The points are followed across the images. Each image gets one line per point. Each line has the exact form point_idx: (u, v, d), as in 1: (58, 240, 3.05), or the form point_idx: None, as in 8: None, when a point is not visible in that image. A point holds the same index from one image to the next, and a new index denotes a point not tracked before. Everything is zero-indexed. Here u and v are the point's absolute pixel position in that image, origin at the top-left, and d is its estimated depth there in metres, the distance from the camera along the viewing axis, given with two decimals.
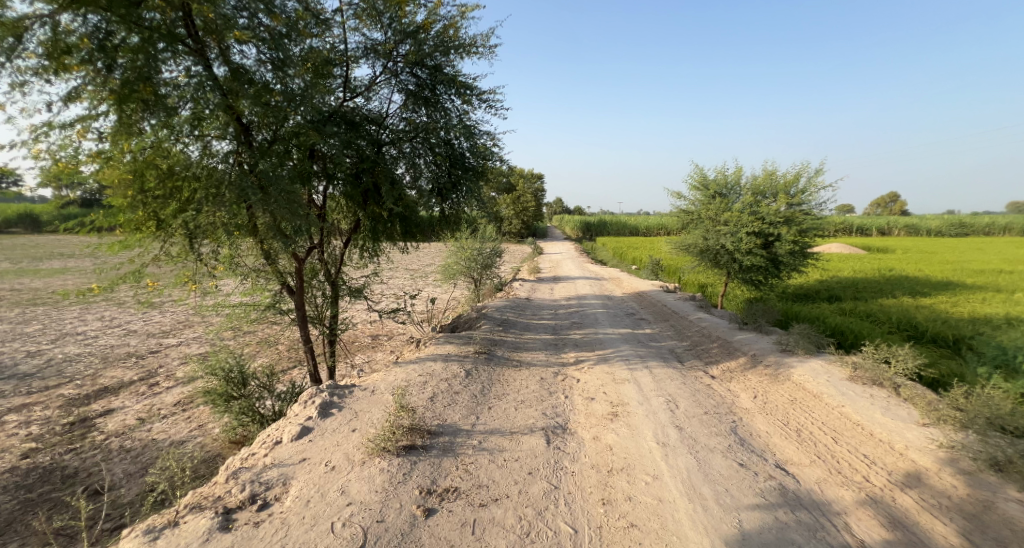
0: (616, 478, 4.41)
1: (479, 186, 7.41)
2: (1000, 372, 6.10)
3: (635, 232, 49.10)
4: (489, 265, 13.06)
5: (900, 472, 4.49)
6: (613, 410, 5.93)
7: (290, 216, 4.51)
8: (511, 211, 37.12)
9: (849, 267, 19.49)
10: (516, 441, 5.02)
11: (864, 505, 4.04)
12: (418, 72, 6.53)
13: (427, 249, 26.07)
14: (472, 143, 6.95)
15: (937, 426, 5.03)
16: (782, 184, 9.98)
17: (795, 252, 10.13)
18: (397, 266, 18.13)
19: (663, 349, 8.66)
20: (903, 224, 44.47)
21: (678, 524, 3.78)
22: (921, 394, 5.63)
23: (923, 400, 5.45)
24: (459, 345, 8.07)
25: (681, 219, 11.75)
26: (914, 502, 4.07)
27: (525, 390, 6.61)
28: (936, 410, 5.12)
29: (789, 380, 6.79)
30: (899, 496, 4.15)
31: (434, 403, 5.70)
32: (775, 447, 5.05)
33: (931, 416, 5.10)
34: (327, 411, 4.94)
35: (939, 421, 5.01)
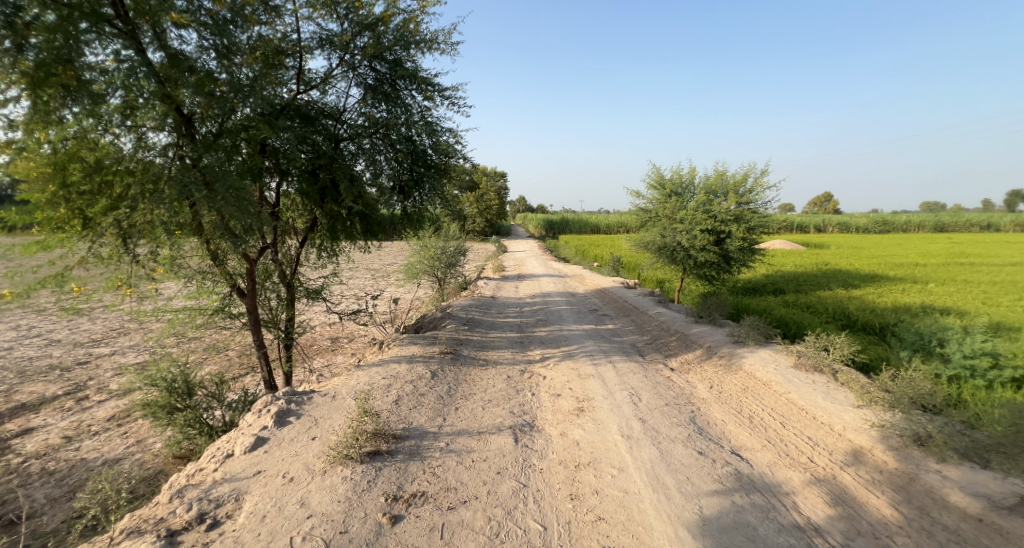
0: (582, 473, 4.43)
1: (441, 184, 7.30)
2: (919, 356, 6.61)
3: (597, 229, 50.00)
4: (453, 264, 12.88)
5: (841, 452, 4.75)
6: (579, 405, 5.97)
7: (240, 214, 4.23)
8: (474, 210, 37.01)
9: (792, 262, 20.69)
10: (483, 441, 4.95)
11: (811, 485, 4.24)
12: (377, 66, 6.34)
13: (388, 248, 25.48)
14: (434, 140, 6.86)
15: (870, 407, 5.36)
16: (731, 184, 10.40)
17: (745, 249, 10.58)
18: (357, 266, 17.64)
19: (625, 344, 8.82)
20: (840, 221, 47.65)
21: (643, 515, 3.83)
22: (855, 379, 6.00)
23: (858, 383, 5.81)
24: (423, 345, 7.92)
25: (639, 217, 12.02)
26: (854, 478, 4.32)
27: (491, 389, 6.55)
28: (869, 392, 5.47)
29: (741, 370, 7.08)
30: (841, 474, 4.40)
31: (399, 406, 5.55)
32: (732, 434, 5.23)
33: (864, 398, 5.43)
34: (285, 420, 4.69)
35: (871, 403, 5.35)
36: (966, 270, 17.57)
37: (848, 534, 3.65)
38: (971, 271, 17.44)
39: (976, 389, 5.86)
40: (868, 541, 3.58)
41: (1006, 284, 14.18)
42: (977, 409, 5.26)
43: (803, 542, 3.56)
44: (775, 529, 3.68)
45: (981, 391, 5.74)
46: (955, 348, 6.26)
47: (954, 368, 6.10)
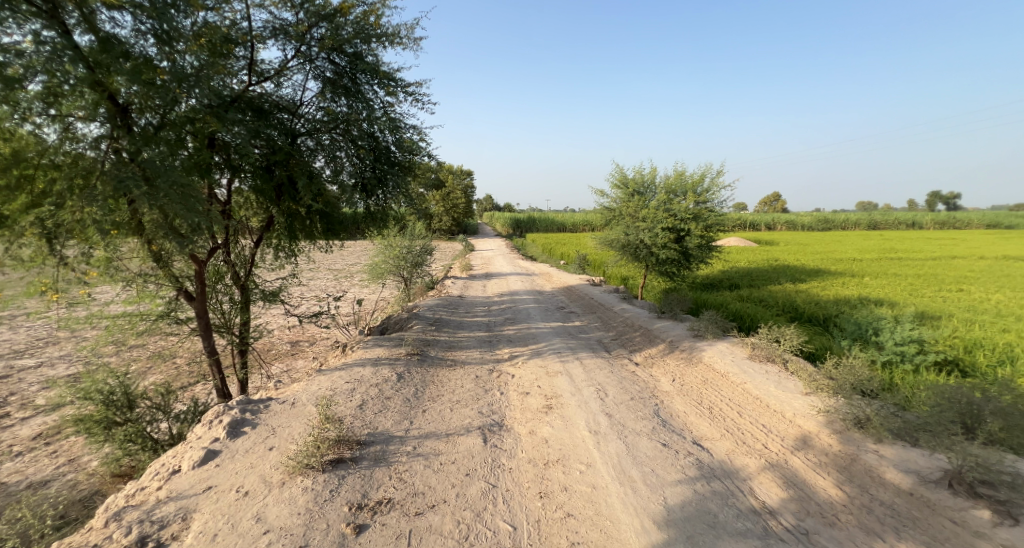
0: (551, 470, 4.42)
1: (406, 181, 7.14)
2: (857, 344, 7.05)
3: (563, 228, 50.51)
4: (419, 263, 12.65)
5: (792, 437, 4.96)
6: (547, 403, 5.97)
7: (186, 213, 3.99)
8: (440, 208, 36.74)
9: (746, 258, 21.60)
10: (451, 443, 4.86)
11: (766, 470, 4.40)
12: (336, 58, 6.12)
13: (351, 247, 24.77)
14: (398, 137, 6.69)
15: (816, 394, 5.64)
16: (690, 184, 10.71)
17: (703, 246, 10.94)
18: (319, 267, 17.05)
19: (591, 340, 8.92)
20: (790, 219, 50.14)
21: (611, 509, 3.86)
22: (803, 368, 6.30)
23: (806, 372, 6.10)
24: (389, 347, 7.72)
25: (604, 215, 12.18)
26: (804, 461, 4.52)
27: (460, 389, 6.46)
28: (815, 380, 5.74)
29: (701, 362, 7.29)
30: (793, 458, 4.58)
31: (363, 411, 5.37)
32: (693, 425, 5.36)
33: (811, 386, 5.70)
34: (239, 430, 4.43)
35: (817, 390, 5.62)
36: (896, 264, 18.97)
37: (799, 515, 3.81)
38: (903, 265, 18.76)
39: (906, 373, 6.30)
40: (817, 520, 3.75)
41: (930, 276, 15.36)
42: (908, 391, 5.64)
43: (759, 525, 3.68)
44: (734, 515, 3.80)
45: (910, 374, 6.17)
46: (887, 336, 6.72)
47: (887, 354, 6.55)
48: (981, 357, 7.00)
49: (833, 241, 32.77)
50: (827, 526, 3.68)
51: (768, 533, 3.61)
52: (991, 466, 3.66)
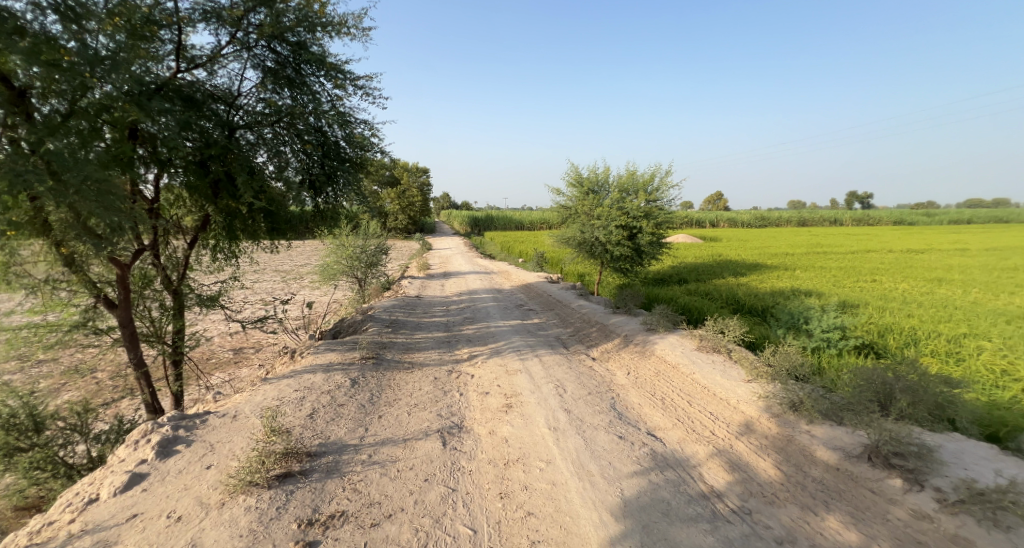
0: (512, 470, 4.36)
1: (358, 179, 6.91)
2: (790, 332, 7.51)
3: (520, 226, 50.67)
4: (374, 263, 12.24)
5: (737, 422, 5.17)
6: (507, 401, 5.91)
7: (102, 212, 3.61)
8: (395, 206, 35.88)
9: (693, 254, 22.56)
10: (409, 448, 4.70)
11: (714, 456, 4.56)
12: (278, 47, 5.77)
13: (299, 247, 23.58)
14: (347, 132, 6.43)
15: (757, 381, 5.92)
16: (641, 183, 11.02)
17: (654, 243, 11.27)
18: (266, 269, 16.10)
19: (549, 337, 8.95)
20: (733, 217, 52.88)
21: (571, 504, 3.85)
22: (744, 356, 6.61)
23: (747, 360, 6.40)
24: (342, 352, 7.39)
25: (560, 213, 12.29)
26: (748, 445, 4.72)
27: (417, 392, 6.27)
28: (755, 367, 6.03)
29: (653, 355, 7.49)
30: (738, 443, 4.77)
31: (314, 420, 5.10)
32: (647, 416, 5.47)
33: (752, 373, 5.98)
34: (170, 449, 4.05)
35: (758, 377, 5.90)
36: (822, 258, 20.52)
37: (744, 496, 3.98)
38: (831, 258, 20.26)
39: (831, 357, 6.84)
40: (759, 499, 3.93)
41: (852, 268, 16.70)
42: (834, 374, 6.07)
43: (708, 509, 3.82)
44: (685, 501, 3.91)
45: (835, 358, 6.70)
46: (814, 323, 7.23)
47: (816, 340, 7.07)
48: (893, 339, 7.67)
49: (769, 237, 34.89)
50: (768, 505, 3.87)
51: (716, 516, 3.74)
52: (903, 439, 4.04)
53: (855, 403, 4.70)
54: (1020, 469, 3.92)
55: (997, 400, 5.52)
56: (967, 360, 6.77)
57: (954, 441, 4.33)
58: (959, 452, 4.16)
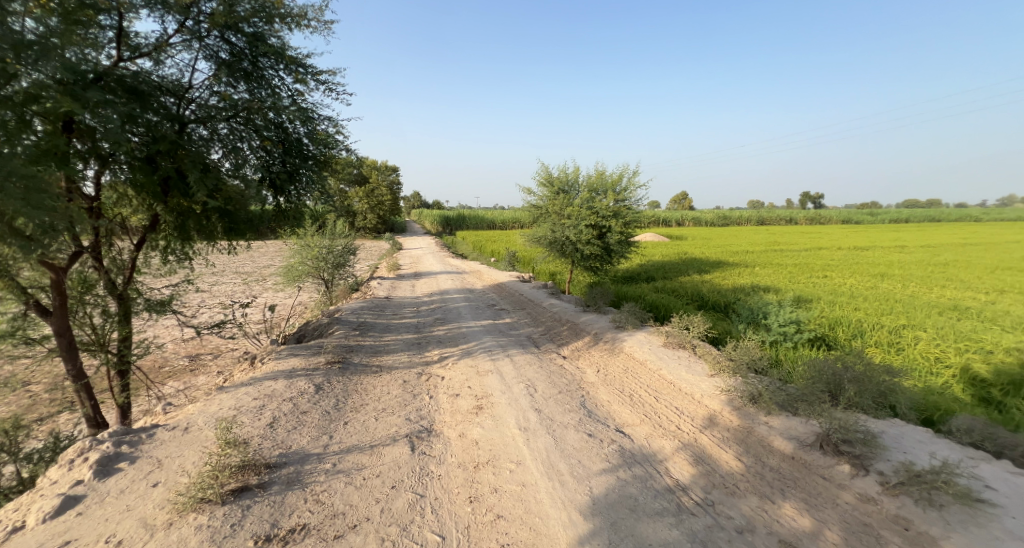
0: (481, 473, 4.30)
1: (322, 176, 6.76)
2: (750, 327, 7.74)
3: (492, 225, 50.52)
4: (341, 264, 11.90)
5: (701, 416, 5.28)
6: (477, 403, 5.84)
7: (31, 211, 3.34)
8: (364, 205, 35.08)
9: (660, 252, 23.07)
10: (376, 454, 4.57)
11: (680, 450, 4.64)
12: (233, 38, 5.50)
13: (262, 248, 22.69)
14: (310, 128, 6.22)
15: (720, 375, 6.08)
16: (610, 183, 11.15)
17: (623, 242, 11.44)
18: (226, 271, 15.40)
19: (521, 337, 8.94)
20: (699, 217, 54.43)
21: (540, 505, 3.83)
22: (708, 351, 6.76)
23: (711, 355, 6.57)
24: (307, 357, 7.14)
25: (531, 213, 12.28)
26: (711, 438, 4.83)
27: (385, 396, 6.12)
28: (718, 362, 6.17)
29: (622, 352, 7.58)
30: (702, 436, 4.87)
31: (274, 429, 4.88)
32: (616, 413, 5.51)
33: (716, 368, 6.13)
34: (111, 468, 3.78)
35: (721, 371, 6.06)
36: (779, 255, 21.41)
37: (707, 489, 4.07)
38: (789, 256, 21.15)
39: (788, 350, 7.11)
40: (721, 491, 4.03)
41: (808, 265, 17.48)
42: (791, 366, 6.32)
43: (674, 503, 3.88)
44: (652, 496, 3.96)
45: (792, 351, 6.98)
46: (773, 318, 7.51)
47: (774, 334, 7.34)
48: (844, 331, 8.07)
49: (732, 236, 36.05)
50: (730, 496, 3.97)
51: (681, 509, 3.81)
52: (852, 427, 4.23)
53: (808, 394, 4.87)
54: (952, 451, 4.20)
55: (934, 386, 5.88)
56: (908, 349, 7.19)
57: (896, 426, 4.58)
58: (899, 436, 4.41)
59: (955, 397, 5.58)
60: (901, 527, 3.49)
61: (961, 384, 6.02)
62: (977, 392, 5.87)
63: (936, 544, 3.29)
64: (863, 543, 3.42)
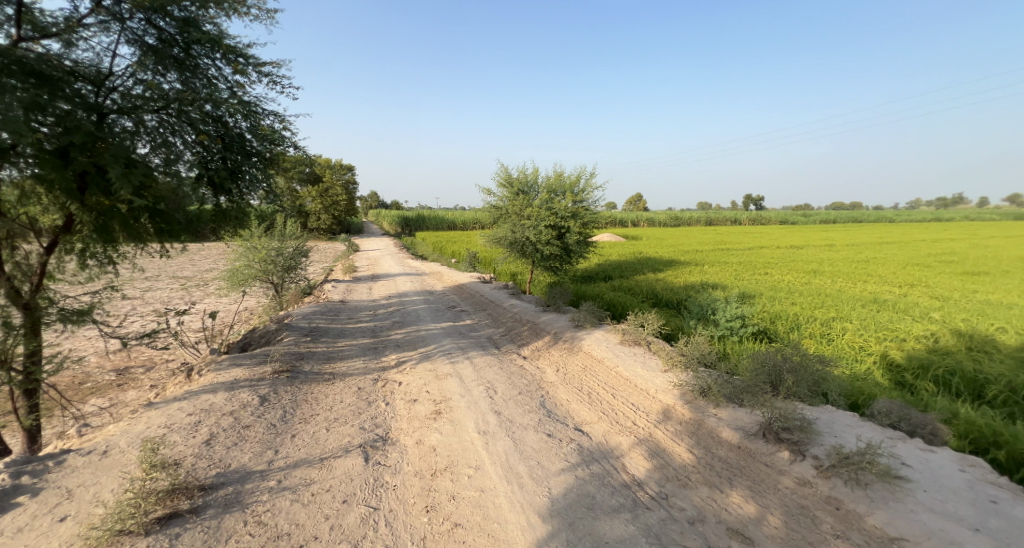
0: (439, 480, 4.15)
1: (269, 174, 6.40)
2: (700, 323, 8.01)
3: (452, 226, 50.00)
4: (292, 267, 11.33)
5: (656, 411, 5.36)
6: (435, 408, 5.65)
7: None
8: (317, 205, 33.72)
9: (618, 252, 23.62)
10: (327, 468, 4.32)
11: (636, 446, 4.67)
12: (161, 23, 5.08)
13: (205, 251, 21.26)
14: (252, 123, 5.84)
15: (673, 369, 6.22)
16: (568, 184, 11.22)
17: (581, 242, 11.55)
18: (163, 276, 14.28)
19: (481, 338, 8.81)
20: (654, 217, 56.21)
21: (499, 510, 3.74)
22: (662, 347, 6.91)
23: (664, 351, 6.72)
24: (252, 367, 6.70)
25: (491, 213, 12.17)
26: (665, 432, 4.91)
27: (338, 405, 5.83)
28: (671, 357, 6.31)
29: (580, 351, 7.62)
30: (657, 431, 4.94)
31: (212, 447, 4.52)
32: (575, 412, 5.51)
33: (669, 363, 6.27)
34: (10, 504, 3.37)
35: (674, 366, 6.20)
36: (726, 253, 22.45)
37: (662, 482, 4.11)
38: (736, 254, 22.22)
39: (735, 343, 7.40)
40: (675, 484, 4.09)
41: (753, 263, 18.42)
42: (738, 359, 6.58)
43: (630, 498, 3.89)
44: (609, 493, 3.96)
45: (738, 344, 7.27)
46: (721, 314, 7.80)
47: (722, 329, 7.62)
48: (785, 324, 8.51)
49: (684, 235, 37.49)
50: (682, 488, 4.03)
51: (637, 504, 3.82)
52: (790, 415, 4.41)
53: (752, 385, 5.09)
54: (874, 433, 4.45)
55: (857, 372, 6.30)
56: (836, 338, 7.68)
57: (828, 412, 4.84)
58: (831, 421, 4.65)
59: (876, 382, 6.00)
60: (833, 507, 3.67)
61: (880, 369, 6.50)
62: (893, 376, 6.36)
63: (862, 521, 3.49)
64: (802, 525, 3.57)
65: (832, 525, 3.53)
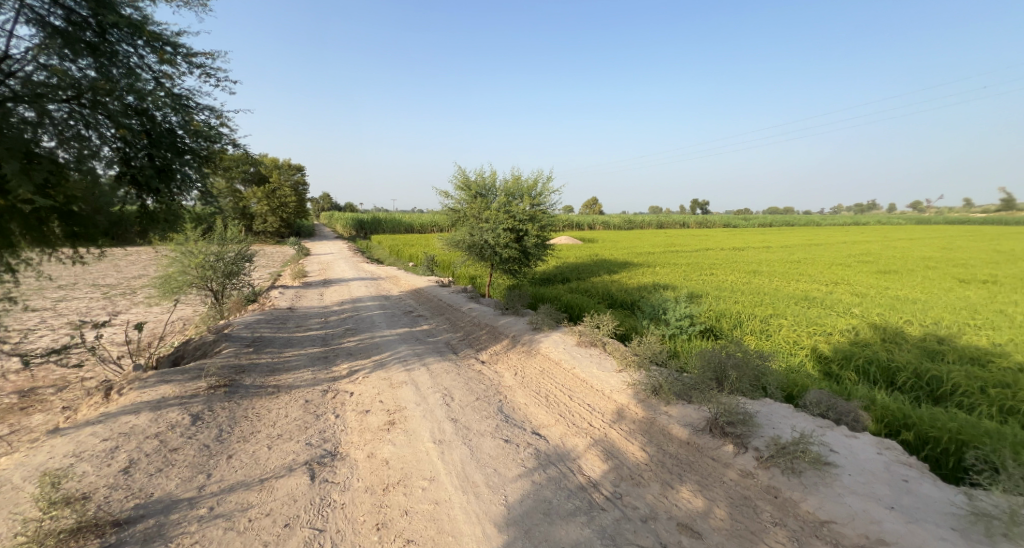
0: (391, 495, 3.92)
1: (207, 175, 5.83)
2: (652, 322, 8.16)
3: (409, 229, 48.93)
4: (234, 272, 10.56)
5: (611, 411, 5.35)
6: (389, 418, 5.37)
7: None
8: (263, 207, 31.95)
9: (574, 254, 23.93)
10: (268, 489, 3.99)
11: (592, 447, 4.62)
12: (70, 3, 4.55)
13: (133, 257, 19.50)
14: (183, 117, 5.33)
15: (627, 369, 6.26)
16: (526, 188, 11.17)
17: (540, 245, 11.54)
18: (83, 285, 12.93)
19: (438, 344, 8.55)
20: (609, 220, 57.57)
21: (453, 523, 3.57)
22: (617, 348, 6.95)
23: (618, 351, 6.76)
24: (184, 382, 6.13)
25: (449, 216, 11.90)
26: (620, 432, 4.89)
27: (282, 420, 5.43)
28: (625, 357, 6.35)
29: (538, 353, 7.55)
30: (612, 431, 4.92)
31: (132, 474, 4.06)
32: (532, 416, 5.40)
33: (624, 363, 6.30)
34: None
35: (628, 366, 6.23)
36: (675, 255, 23.30)
37: (617, 482, 4.07)
38: (685, 256, 23.11)
39: (684, 342, 7.59)
40: (629, 483, 4.06)
41: (699, 264, 19.23)
42: (686, 356, 6.74)
43: (586, 501, 3.83)
44: (565, 497, 3.87)
45: (687, 342, 7.46)
46: (671, 313, 7.98)
47: (672, 328, 7.80)
48: (729, 321, 8.84)
49: (635, 238, 38.68)
50: (636, 487, 4.01)
51: (593, 506, 3.75)
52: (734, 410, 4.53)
53: (699, 382, 5.22)
54: (806, 422, 4.62)
55: (791, 365, 6.61)
56: (775, 334, 8.05)
57: (766, 405, 4.99)
58: (769, 414, 4.79)
59: (808, 374, 6.32)
60: (772, 496, 3.75)
61: (811, 361, 6.86)
62: (822, 367, 6.72)
63: (797, 507, 3.60)
64: (745, 515, 3.63)
65: (771, 514, 3.61)
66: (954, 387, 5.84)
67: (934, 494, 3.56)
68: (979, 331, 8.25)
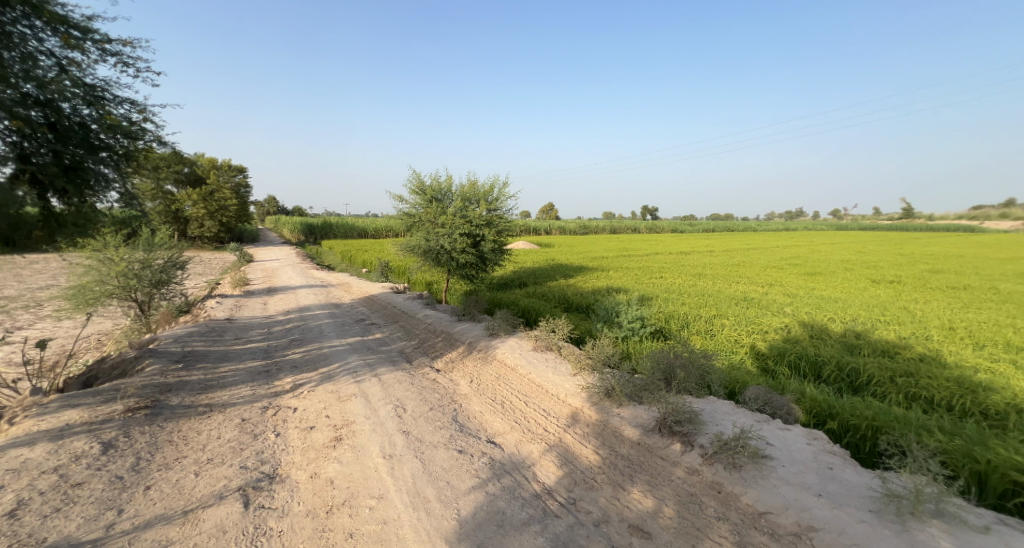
0: (335, 518, 3.59)
1: (126, 175, 5.25)
2: (606, 325, 8.20)
3: (361, 234, 47.35)
4: (162, 282, 9.56)
5: (565, 416, 5.25)
6: (336, 434, 5.00)
7: None
8: (200, 211, 29.78)
9: (529, 259, 23.98)
10: (194, 522, 3.56)
11: (547, 454, 4.49)
12: None
13: (43, 266, 17.44)
14: (97, 111, 4.75)
15: (582, 373, 6.20)
16: (482, 193, 11.00)
17: (497, 250, 11.39)
18: None
19: (391, 353, 8.17)
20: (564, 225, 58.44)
21: (400, 543, 3.31)
22: (572, 351, 6.90)
23: (573, 355, 6.70)
24: (96, 405, 5.44)
25: (404, 221, 11.50)
26: (574, 436, 4.79)
27: (216, 442, 4.91)
28: (580, 361, 6.29)
29: (495, 359, 7.36)
30: (566, 435, 4.81)
31: (20, 517, 3.49)
32: (488, 424, 5.20)
33: (578, 366, 6.24)
34: None
35: (583, 369, 6.18)
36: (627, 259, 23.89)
37: (571, 488, 3.96)
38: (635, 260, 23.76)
39: (636, 343, 7.67)
40: (583, 488, 3.96)
41: (647, 267, 19.80)
42: (638, 358, 6.79)
43: (539, 509, 3.68)
44: (518, 506, 3.71)
45: (640, 343, 7.54)
46: (623, 316, 8.05)
47: (625, 330, 7.86)
48: (678, 322, 9.06)
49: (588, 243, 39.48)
50: (589, 491, 3.92)
51: (547, 514, 3.61)
52: (680, 408, 4.55)
53: (649, 383, 5.23)
54: (746, 418, 4.72)
55: (733, 362, 6.82)
56: (718, 333, 8.32)
57: (710, 403, 5.06)
58: (713, 411, 4.85)
59: (748, 370, 6.54)
60: (715, 491, 3.77)
61: (750, 357, 7.10)
62: (760, 363, 6.97)
63: (739, 500, 3.62)
64: (691, 511, 3.62)
65: (715, 509, 3.62)
66: (869, 378, 6.24)
67: (854, 480, 3.71)
68: (887, 325, 8.96)
